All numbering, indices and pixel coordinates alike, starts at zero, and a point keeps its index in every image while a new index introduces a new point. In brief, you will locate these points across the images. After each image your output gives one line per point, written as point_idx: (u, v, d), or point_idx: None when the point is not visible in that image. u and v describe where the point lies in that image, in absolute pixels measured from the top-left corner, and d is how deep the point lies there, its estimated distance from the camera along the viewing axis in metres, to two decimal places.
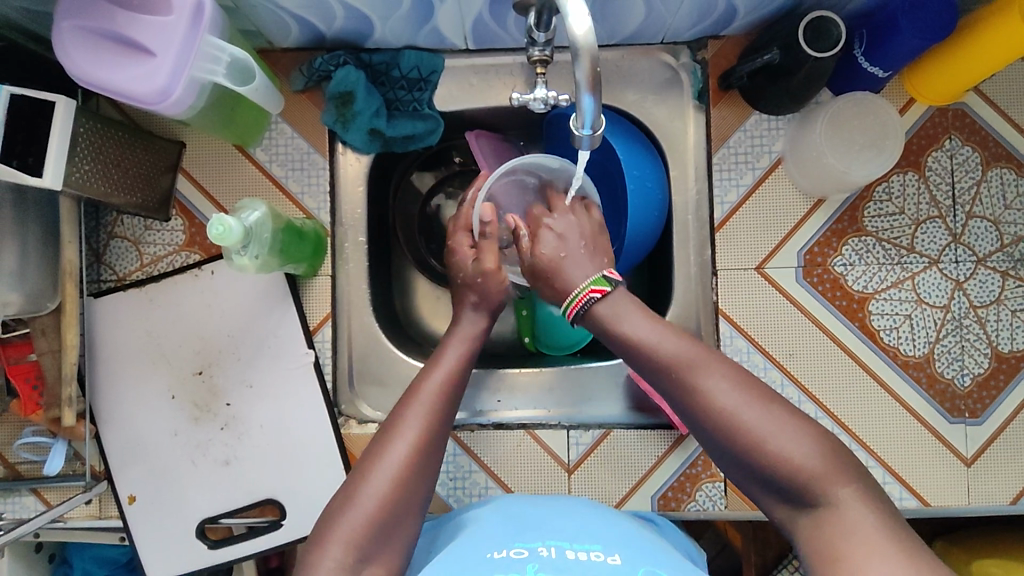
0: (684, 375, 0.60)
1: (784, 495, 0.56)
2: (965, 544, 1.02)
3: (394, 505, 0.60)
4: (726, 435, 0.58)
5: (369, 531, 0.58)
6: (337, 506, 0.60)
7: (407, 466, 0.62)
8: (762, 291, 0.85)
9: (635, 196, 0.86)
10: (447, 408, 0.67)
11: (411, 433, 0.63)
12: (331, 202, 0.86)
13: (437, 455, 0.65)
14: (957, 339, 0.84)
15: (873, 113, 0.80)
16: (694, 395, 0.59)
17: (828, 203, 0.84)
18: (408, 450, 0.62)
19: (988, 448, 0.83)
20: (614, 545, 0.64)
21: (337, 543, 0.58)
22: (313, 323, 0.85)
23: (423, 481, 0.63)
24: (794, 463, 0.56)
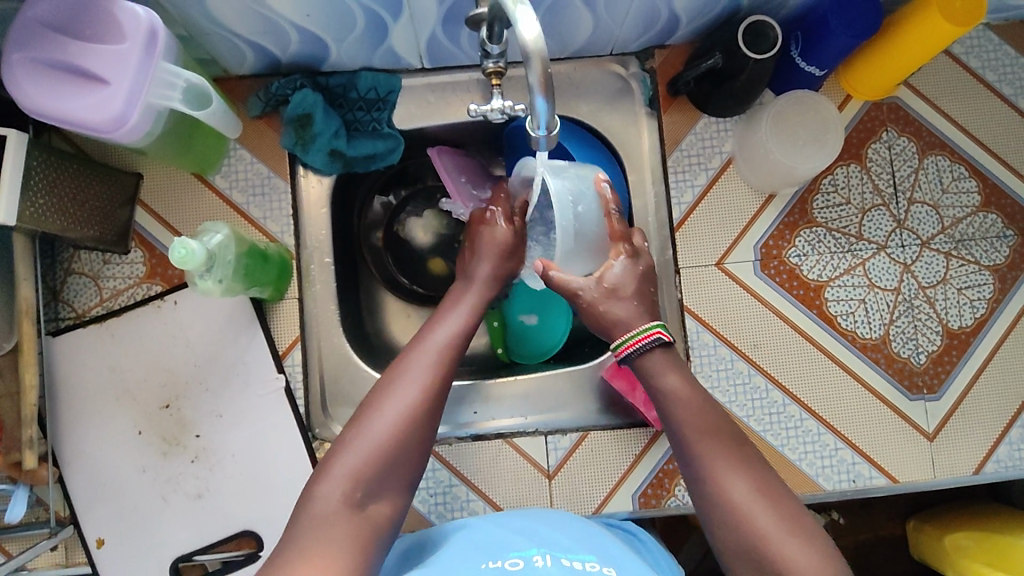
0: (712, 470, 0.63)
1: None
2: (936, 521, 1.05)
3: (401, 439, 0.60)
4: (743, 531, 0.59)
5: (372, 465, 0.58)
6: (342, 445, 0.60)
7: (417, 406, 0.62)
8: (724, 285, 0.87)
9: None
10: (457, 358, 0.68)
11: (421, 375, 0.64)
12: (294, 224, 0.86)
13: (444, 404, 0.64)
14: (910, 319, 0.88)
15: (814, 112, 0.84)
16: (714, 488, 0.62)
17: (778, 198, 0.88)
18: (416, 394, 0.62)
19: (947, 421, 0.87)
20: (608, 559, 0.64)
21: (336, 488, 0.56)
22: (282, 347, 0.83)
23: (431, 421, 0.62)
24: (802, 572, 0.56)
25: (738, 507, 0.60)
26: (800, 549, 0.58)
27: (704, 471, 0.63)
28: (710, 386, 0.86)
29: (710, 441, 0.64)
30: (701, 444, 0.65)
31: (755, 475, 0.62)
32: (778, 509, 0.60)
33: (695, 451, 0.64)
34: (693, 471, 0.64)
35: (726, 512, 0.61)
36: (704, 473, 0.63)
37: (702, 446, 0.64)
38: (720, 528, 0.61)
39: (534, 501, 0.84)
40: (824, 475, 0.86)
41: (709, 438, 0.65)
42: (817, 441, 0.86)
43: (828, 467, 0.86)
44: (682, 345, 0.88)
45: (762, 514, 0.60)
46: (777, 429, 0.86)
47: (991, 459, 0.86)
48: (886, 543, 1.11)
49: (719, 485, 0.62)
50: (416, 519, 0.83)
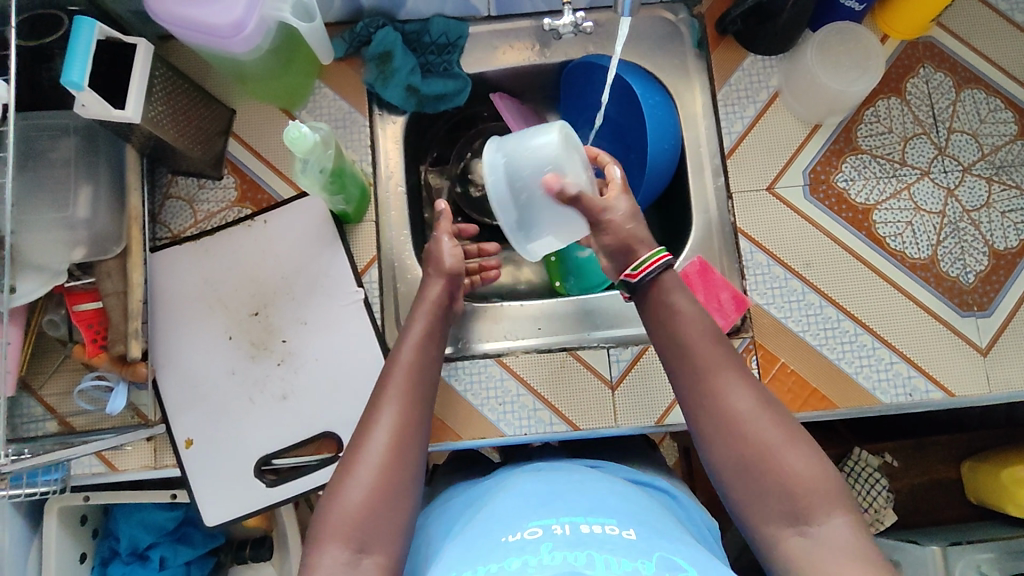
0: (717, 388, 0.65)
1: (783, 508, 0.60)
2: (991, 458, 1.06)
3: (388, 479, 0.62)
4: (748, 443, 0.62)
5: (366, 513, 0.60)
6: (329, 497, 0.62)
7: (392, 451, 0.64)
8: (776, 208, 0.92)
9: (653, 121, 0.92)
10: (424, 386, 0.69)
11: (390, 417, 0.66)
12: (371, 154, 0.93)
13: (422, 439, 0.67)
14: (957, 241, 0.91)
15: (858, 45, 0.90)
16: (720, 404, 0.64)
17: (825, 127, 0.93)
18: (388, 437, 0.65)
19: (999, 338, 0.89)
20: (633, 521, 0.62)
21: (336, 540, 0.59)
22: (361, 265, 0.89)
23: (410, 453, 0.65)
24: (802, 482, 0.60)
25: (745, 419, 0.63)
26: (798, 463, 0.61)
27: (709, 390, 0.65)
28: (765, 303, 0.90)
29: (721, 361, 0.67)
30: (714, 364, 0.66)
31: (758, 395, 0.65)
32: (783, 426, 0.63)
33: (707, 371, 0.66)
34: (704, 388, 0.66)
35: (733, 428, 0.63)
36: (712, 394, 0.65)
37: (716, 367, 0.66)
38: (721, 444, 0.63)
39: (598, 409, 0.87)
40: (880, 388, 0.88)
41: (720, 360, 0.67)
42: (872, 354, 0.89)
43: (884, 381, 0.88)
44: (736, 267, 0.93)
45: (769, 431, 0.63)
46: (832, 343, 0.89)
47: None
48: (940, 487, 1.12)
49: (720, 404, 0.64)
50: (485, 426, 0.87)
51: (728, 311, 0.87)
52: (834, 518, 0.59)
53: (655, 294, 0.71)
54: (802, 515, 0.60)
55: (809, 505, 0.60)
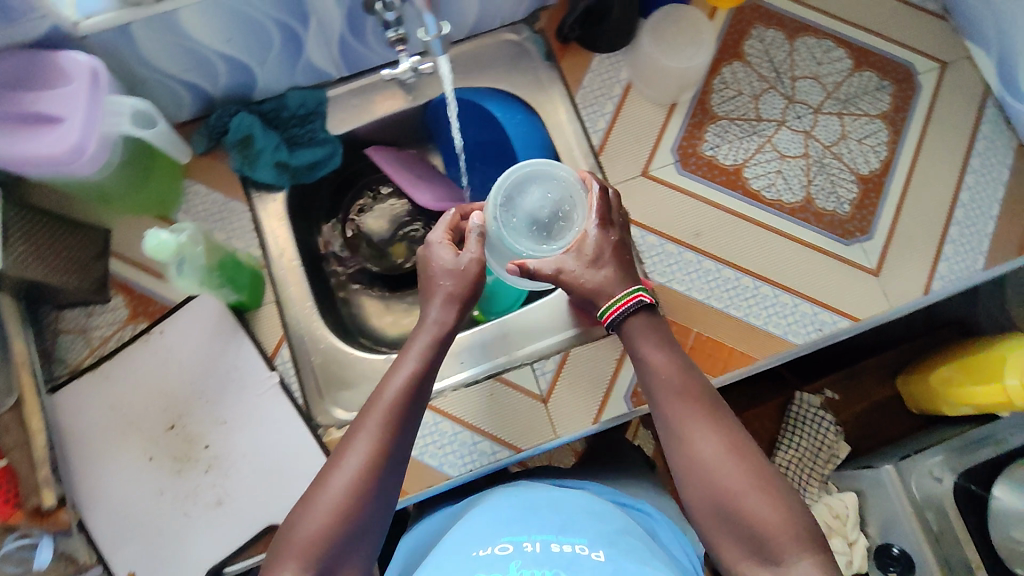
0: (685, 428, 0.68)
1: (740, 544, 0.63)
2: (918, 368, 1.12)
3: (354, 509, 0.62)
4: (716, 490, 0.65)
5: (331, 529, 0.60)
6: (302, 510, 0.62)
7: (368, 468, 0.63)
8: (655, 191, 0.96)
9: (518, 143, 0.98)
10: (411, 412, 0.67)
11: (368, 436, 0.64)
12: (257, 237, 0.93)
13: (400, 459, 0.66)
14: (826, 177, 0.96)
15: (687, 23, 0.96)
16: (688, 448, 0.67)
17: (681, 106, 0.98)
18: (366, 455, 0.64)
19: (886, 256, 0.94)
20: (601, 539, 0.62)
21: (297, 556, 0.60)
22: (270, 348, 0.88)
23: (379, 487, 0.63)
24: (768, 525, 0.62)
25: (708, 462, 0.66)
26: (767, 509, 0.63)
27: (682, 428, 0.68)
28: (668, 281, 0.93)
29: (692, 404, 0.69)
30: (678, 408, 0.69)
31: (726, 434, 0.67)
32: (753, 472, 0.65)
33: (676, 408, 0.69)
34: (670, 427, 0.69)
35: (699, 471, 0.66)
36: (682, 427, 0.68)
37: (682, 414, 0.69)
38: (697, 492, 0.66)
39: (537, 426, 0.88)
40: (792, 331, 0.92)
41: (691, 403, 0.69)
42: (777, 302, 0.92)
43: (793, 323, 0.92)
44: None
45: (736, 475, 0.65)
46: (738, 302, 0.92)
47: (935, 278, 0.94)
48: (883, 408, 1.17)
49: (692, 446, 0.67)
50: (431, 475, 0.86)
51: None
52: (798, 560, 0.60)
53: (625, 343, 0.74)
54: (769, 555, 0.62)
55: (773, 544, 0.62)
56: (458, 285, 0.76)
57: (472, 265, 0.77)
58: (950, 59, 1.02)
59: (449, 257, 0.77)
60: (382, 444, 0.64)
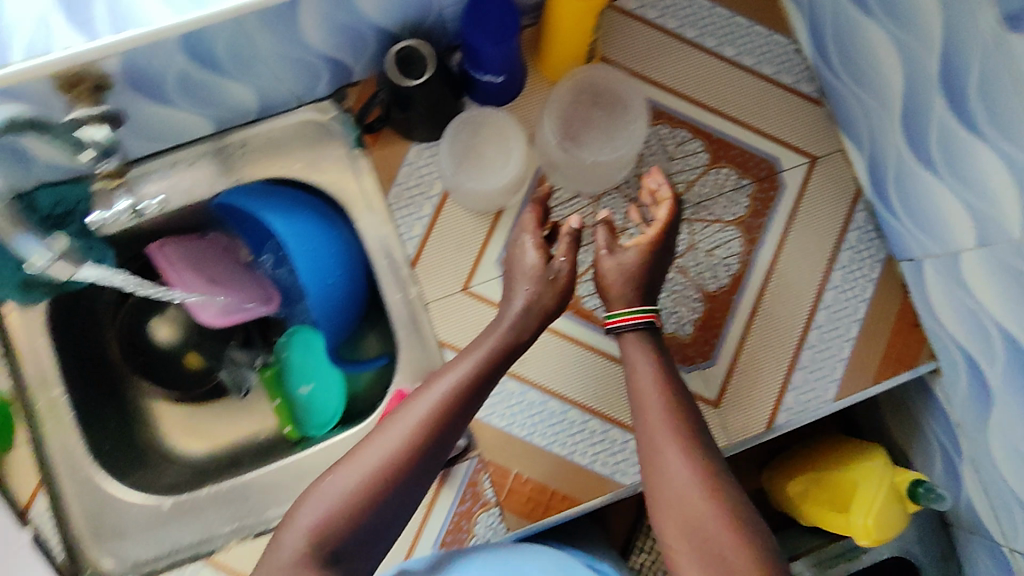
0: (662, 454, 0.65)
1: (700, 563, 0.59)
2: (782, 470, 1.06)
3: (364, 500, 0.61)
4: (690, 524, 0.61)
5: (312, 531, 0.59)
6: (293, 509, 0.62)
7: (373, 472, 0.61)
8: (473, 310, 0.85)
9: (303, 259, 0.83)
10: (458, 417, 0.66)
11: (400, 434, 0.64)
12: (10, 364, 0.82)
13: (434, 460, 0.65)
14: (667, 294, 0.86)
15: (496, 130, 0.85)
16: (665, 478, 0.64)
17: (506, 214, 0.87)
18: (385, 456, 0.62)
19: (729, 384, 0.86)
20: None
21: (298, 532, 0.59)
22: (24, 499, 0.79)
23: (407, 476, 0.63)
24: (735, 562, 0.58)
25: (682, 492, 0.62)
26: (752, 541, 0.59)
27: (648, 441, 0.67)
28: (485, 414, 0.84)
29: (681, 416, 0.67)
30: (658, 429, 0.67)
31: (717, 476, 0.63)
32: (723, 502, 0.61)
33: (653, 428, 0.67)
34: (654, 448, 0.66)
35: (677, 501, 0.62)
36: (654, 452, 0.66)
37: (662, 435, 0.66)
38: (668, 521, 0.62)
39: None
40: (620, 471, 0.84)
41: (682, 415, 0.67)
42: (604, 438, 0.84)
43: (622, 462, 0.84)
44: None
45: (705, 506, 0.61)
46: (562, 438, 0.84)
47: (780, 410, 0.86)
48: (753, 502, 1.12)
49: (659, 471, 0.64)
50: None
51: None
52: None
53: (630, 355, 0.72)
54: None
55: None
56: (543, 289, 0.75)
57: (563, 272, 0.75)
58: (821, 152, 0.90)
59: (541, 264, 0.75)
60: (432, 423, 0.65)
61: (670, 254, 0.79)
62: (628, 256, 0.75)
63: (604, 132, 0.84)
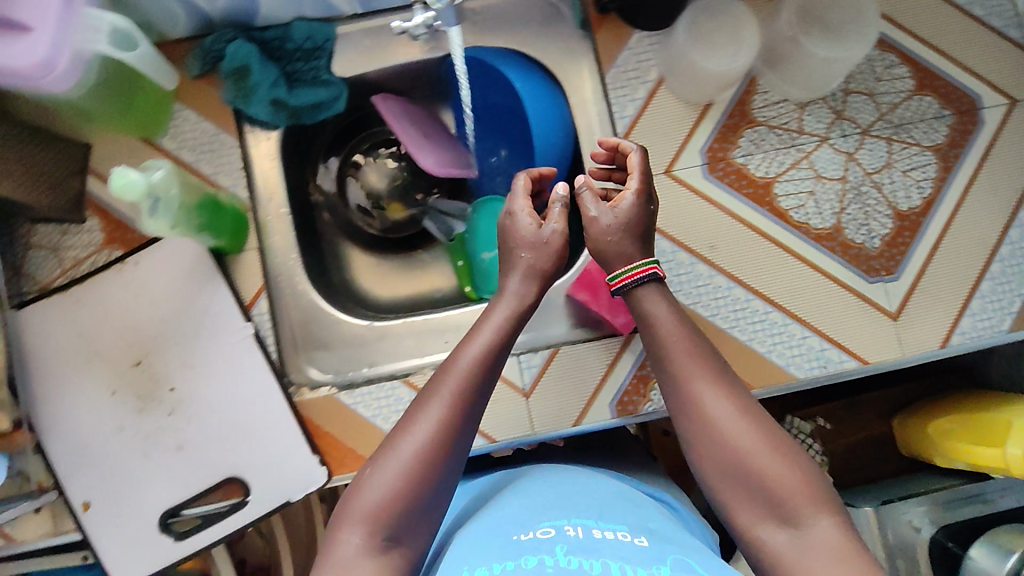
0: (695, 397, 0.64)
1: (769, 513, 0.59)
2: (915, 413, 1.09)
3: (412, 486, 0.58)
4: (727, 456, 0.61)
5: (391, 506, 0.58)
6: (365, 477, 0.60)
7: (435, 445, 0.60)
8: (674, 193, 0.89)
9: (536, 117, 0.88)
10: (479, 388, 0.64)
11: (438, 410, 0.61)
12: (246, 176, 0.87)
13: (466, 432, 0.62)
14: (860, 207, 0.90)
15: (730, 18, 0.84)
16: (703, 418, 0.63)
17: (715, 107, 0.89)
18: (436, 430, 0.60)
19: (909, 300, 0.89)
20: (641, 529, 0.62)
21: (354, 519, 0.57)
22: (247, 298, 0.85)
23: (450, 458, 0.61)
24: (781, 486, 0.58)
25: (728, 435, 0.61)
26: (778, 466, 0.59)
27: (685, 406, 0.64)
28: (674, 291, 0.88)
29: (697, 364, 0.65)
30: (686, 370, 0.65)
31: (754, 417, 0.62)
32: (764, 433, 0.61)
33: (677, 377, 0.65)
34: (678, 395, 0.65)
35: (714, 435, 0.62)
36: (688, 400, 0.64)
37: (686, 371, 0.65)
38: (710, 457, 0.62)
39: (514, 419, 0.86)
40: (794, 364, 0.88)
41: (695, 361, 0.66)
42: (783, 331, 0.88)
43: (797, 356, 0.88)
44: None
45: (753, 444, 0.60)
46: (742, 325, 0.88)
47: (955, 333, 0.89)
48: (875, 444, 1.15)
49: (705, 419, 0.63)
50: None
51: None
52: (822, 520, 0.57)
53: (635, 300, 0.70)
54: (788, 515, 0.58)
55: (794, 506, 0.58)
56: (535, 254, 0.72)
57: (555, 238, 0.72)
58: None
59: (533, 227, 0.72)
60: (466, 399, 0.62)
61: (656, 211, 0.75)
62: (615, 215, 0.72)
63: (830, 42, 0.82)
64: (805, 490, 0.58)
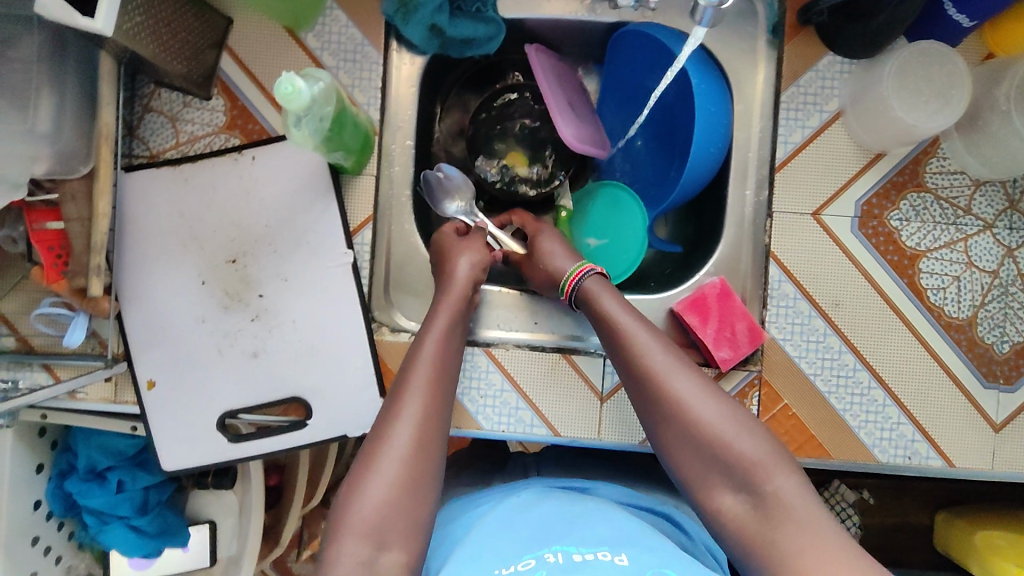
0: (654, 374, 0.66)
1: (734, 488, 0.61)
2: (964, 515, 1.04)
3: (405, 495, 0.60)
4: (696, 440, 0.63)
5: (386, 511, 0.59)
6: (346, 497, 0.60)
7: (416, 444, 0.62)
8: (815, 237, 0.83)
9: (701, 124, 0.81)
10: (445, 377, 0.68)
11: (416, 408, 0.64)
12: (381, 97, 0.82)
13: (444, 421, 0.66)
14: (1001, 306, 0.83)
15: (946, 73, 0.76)
16: (664, 400, 0.65)
17: (886, 158, 0.82)
18: (413, 429, 0.63)
19: (1018, 415, 0.83)
20: (622, 543, 0.61)
21: (355, 536, 0.58)
22: (354, 224, 0.81)
23: (431, 460, 0.62)
24: (747, 461, 0.61)
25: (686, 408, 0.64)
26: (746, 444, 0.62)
27: (658, 400, 0.65)
28: (782, 338, 0.83)
29: (651, 341, 0.68)
30: (640, 346, 0.68)
31: (704, 385, 0.66)
32: (728, 408, 0.64)
33: (634, 357, 0.68)
34: (637, 380, 0.67)
35: (675, 419, 0.64)
36: (646, 378, 0.66)
37: (644, 346, 0.68)
38: (678, 444, 0.64)
39: (584, 420, 0.83)
40: (880, 447, 0.83)
41: (650, 339, 0.68)
42: (880, 411, 0.83)
43: (886, 440, 0.83)
44: (760, 292, 0.85)
45: (715, 418, 0.63)
46: (841, 392, 0.83)
47: None
48: (910, 531, 1.12)
49: (678, 413, 0.64)
50: (463, 417, 0.82)
51: (740, 343, 0.80)
52: (782, 484, 0.60)
53: (590, 299, 0.74)
54: (755, 490, 0.60)
55: (759, 481, 0.60)
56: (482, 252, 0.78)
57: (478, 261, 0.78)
58: None
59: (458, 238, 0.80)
60: (432, 386, 0.66)
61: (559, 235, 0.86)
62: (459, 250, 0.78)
63: None
64: (770, 463, 0.61)
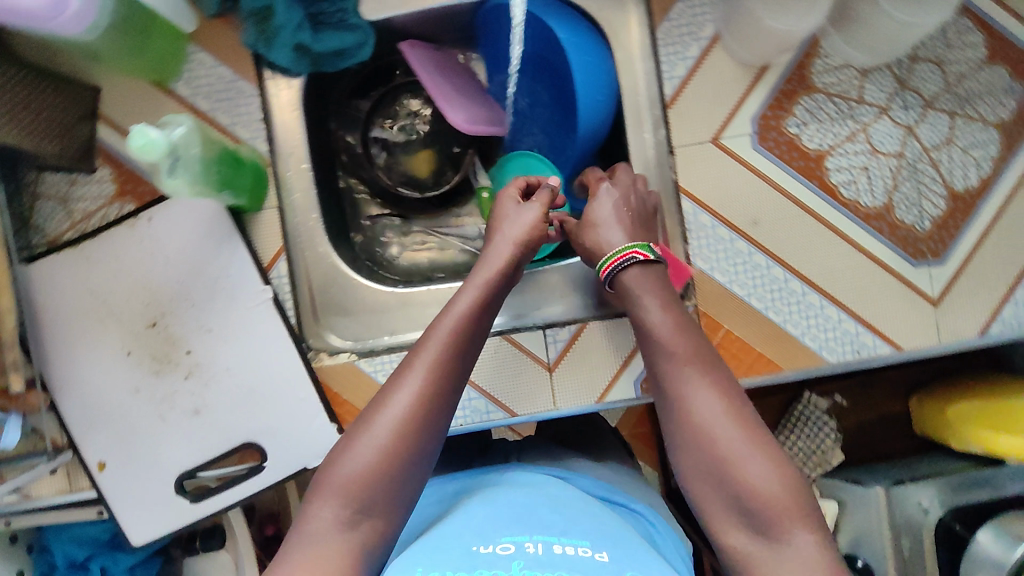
0: (675, 374, 0.59)
1: (731, 512, 0.53)
2: (933, 395, 1.06)
3: (394, 465, 0.55)
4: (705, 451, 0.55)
5: (368, 477, 0.54)
6: (339, 450, 0.56)
7: (417, 411, 0.56)
8: (720, 163, 0.83)
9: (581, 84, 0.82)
10: (468, 352, 0.61)
11: (428, 375, 0.58)
12: (266, 129, 0.82)
13: (451, 404, 0.59)
14: (914, 185, 0.84)
15: None
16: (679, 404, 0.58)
17: (769, 71, 0.83)
18: (415, 396, 0.57)
19: (954, 284, 0.84)
20: (604, 541, 0.55)
21: (330, 498, 0.53)
22: (267, 259, 0.81)
23: (429, 435, 0.57)
24: (756, 487, 0.52)
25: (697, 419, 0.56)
26: (757, 470, 0.53)
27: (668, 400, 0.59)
28: (710, 268, 0.83)
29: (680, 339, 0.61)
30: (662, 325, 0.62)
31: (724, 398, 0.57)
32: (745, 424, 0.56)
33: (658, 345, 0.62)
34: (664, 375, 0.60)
35: (685, 424, 0.57)
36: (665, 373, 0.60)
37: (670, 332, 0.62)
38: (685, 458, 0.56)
39: (538, 395, 0.83)
40: (828, 348, 0.84)
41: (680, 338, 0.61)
42: (821, 314, 0.83)
43: (832, 340, 0.84)
44: (679, 229, 0.85)
45: (729, 436, 0.55)
46: (779, 306, 0.83)
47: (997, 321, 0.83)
48: (889, 422, 1.14)
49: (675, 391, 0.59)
50: None
51: None
52: (797, 533, 0.51)
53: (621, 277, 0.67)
54: (759, 520, 0.52)
55: (770, 516, 0.51)
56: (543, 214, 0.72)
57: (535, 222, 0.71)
58: None
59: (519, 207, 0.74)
60: (454, 351, 0.60)
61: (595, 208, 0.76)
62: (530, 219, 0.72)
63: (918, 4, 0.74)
64: (787, 506, 0.51)
